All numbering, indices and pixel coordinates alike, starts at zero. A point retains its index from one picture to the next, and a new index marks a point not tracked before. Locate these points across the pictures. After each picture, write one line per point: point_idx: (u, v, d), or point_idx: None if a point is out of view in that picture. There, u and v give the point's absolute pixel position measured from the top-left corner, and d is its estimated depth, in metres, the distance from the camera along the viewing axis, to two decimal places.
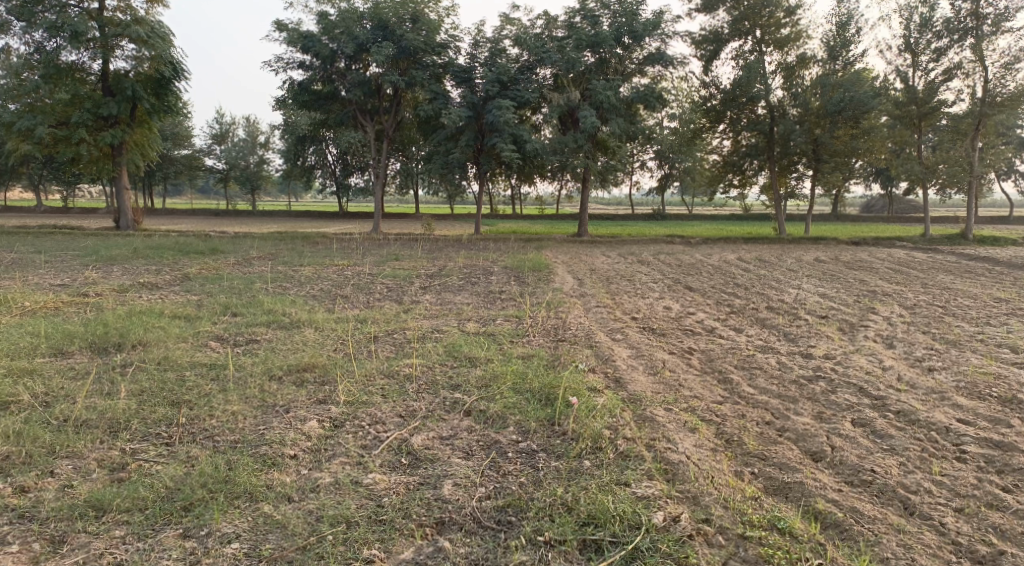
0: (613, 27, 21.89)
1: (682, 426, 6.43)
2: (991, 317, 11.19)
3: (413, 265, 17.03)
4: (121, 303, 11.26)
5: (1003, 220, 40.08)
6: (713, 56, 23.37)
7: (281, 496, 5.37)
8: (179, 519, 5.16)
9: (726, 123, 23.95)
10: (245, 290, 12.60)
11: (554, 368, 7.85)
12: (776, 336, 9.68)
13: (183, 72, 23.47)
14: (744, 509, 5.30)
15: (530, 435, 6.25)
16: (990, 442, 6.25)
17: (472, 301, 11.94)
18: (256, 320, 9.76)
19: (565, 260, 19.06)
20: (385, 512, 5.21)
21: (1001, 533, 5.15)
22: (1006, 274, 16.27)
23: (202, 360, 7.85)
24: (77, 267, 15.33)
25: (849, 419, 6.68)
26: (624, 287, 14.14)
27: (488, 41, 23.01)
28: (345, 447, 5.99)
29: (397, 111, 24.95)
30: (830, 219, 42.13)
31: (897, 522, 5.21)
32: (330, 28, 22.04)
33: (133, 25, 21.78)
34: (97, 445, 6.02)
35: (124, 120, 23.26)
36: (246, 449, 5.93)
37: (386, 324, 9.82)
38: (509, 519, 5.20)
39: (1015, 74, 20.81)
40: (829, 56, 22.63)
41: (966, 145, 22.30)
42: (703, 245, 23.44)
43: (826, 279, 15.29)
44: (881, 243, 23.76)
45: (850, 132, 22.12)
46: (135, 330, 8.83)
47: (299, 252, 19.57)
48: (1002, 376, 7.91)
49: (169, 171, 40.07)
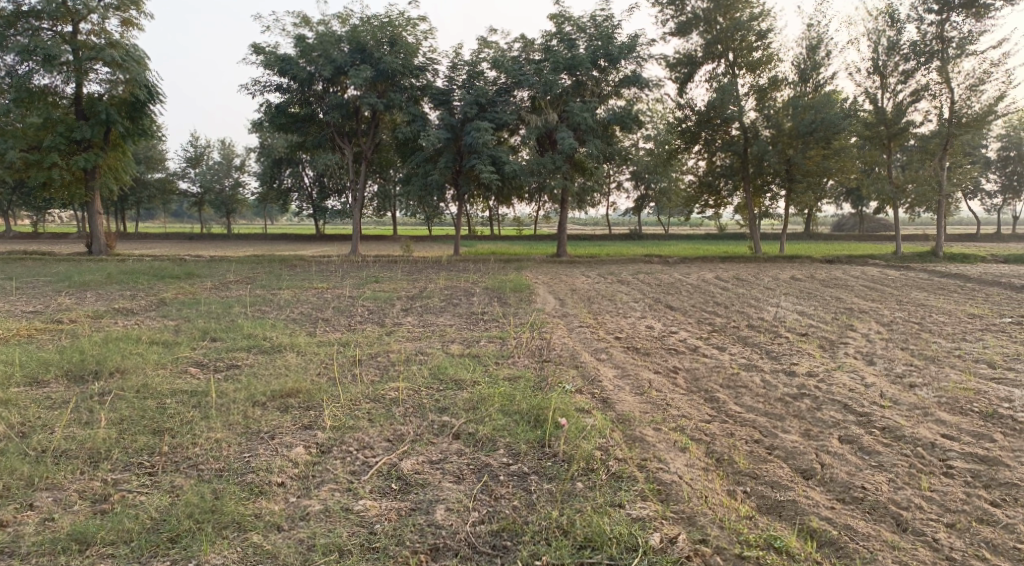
0: (589, 50, 22.19)
1: (672, 446, 6.42)
2: (967, 333, 11.39)
3: (394, 287, 16.95)
4: (96, 329, 11.06)
5: (971, 238, 41.00)
6: (687, 79, 23.75)
7: (270, 525, 5.26)
8: (166, 551, 5.03)
9: (701, 144, 24.31)
10: (223, 314, 12.45)
11: (541, 389, 7.82)
12: (758, 354, 9.75)
13: (158, 96, 23.30)
14: (739, 528, 5.29)
15: (521, 458, 6.20)
16: (975, 457, 6.32)
17: (455, 323, 11.89)
18: (236, 345, 9.63)
19: (546, 280, 19.10)
20: (378, 540, 5.12)
21: (993, 547, 5.19)
22: (979, 290, 16.58)
23: (182, 387, 7.70)
24: (48, 293, 15.03)
25: (837, 436, 6.72)
26: (606, 307, 14.19)
27: (466, 64, 23.19)
28: (334, 473, 5.89)
29: (375, 134, 24.95)
30: (804, 237, 42.77)
31: (891, 539, 5.23)
32: (307, 52, 22.03)
33: (107, 49, 21.62)
34: (76, 477, 5.87)
35: (97, 143, 22.97)
36: (232, 477, 5.81)
37: (370, 347, 9.73)
38: (505, 544, 5.14)
39: (980, 95, 21.38)
40: (799, 78, 23.10)
41: (935, 164, 22.76)
42: (680, 265, 23.64)
43: (803, 297, 15.48)
44: (855, 261, 24.17)
45: (821, 152, 22.56)
46: (112, 357, 8.66)
47: (277, 276, 19.37)
48: (982, 391, 8.02)
49: (143, 196, 39.56)
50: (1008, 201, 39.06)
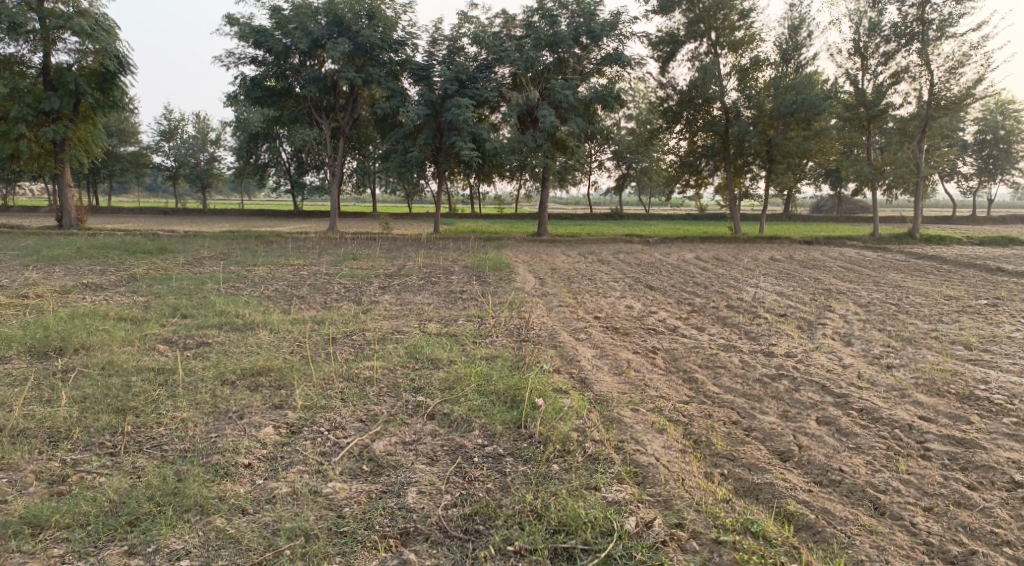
0: (571, 26, 21.87)
1: (649, 427, 6.33)
2: (943, 314, 11.42)
3: (372, 264, 16.70)
4: (63, 305, 10.73)
5: (946, 220, 41.42)
6: (670, 57, 23.53)
7: (235, 509, 5.09)
8: (124, 535, 4.84)
9: (683, 124, 24.17)
10: (196, 290, 12.16)
11: (518, 369, 7.69)
12: (737, 334, 9.70)
13: (129, 66, 22.63)
14: (716, 512, 5.21)
15: (496, 439, 6.07)
16: (952, 439, 6.30)
17: (433, 301, 11.69)
18: (208, 322, 9.36)
19: (526, 259, 18.96)
20: (346, 524, 4.97)
21: (970, 531, 5.16)
22: (955, 272, 16.67)
23: (148, 365, 7.47)
24: (15, 268, 14.61)
25: (814, 418, 6.67)
26: (586, 286, 14.09)
27: (446, 38, 22.76)
28: (303, 455, 5.73)
29: (354, 109, 24.50)
30: (782, 219, 42.91)
31: (869, 523, 5.18)
32: (283, 23, 21.46)
33: (76, 16, 20.92)
34: (34, 457, 5.65)
35: (66, 114, 22.28)
36: (197, 458, 5.62)
37: (344, 325, 9.52)
38: (477, 528, 5.02)
39: (959, 78, 21.40)
40: (782, 58, 22.97)
41: (913, 146, 22.76)
42: (661, 245, 23.60)
43: (782, 277, 15.47)
44: (833, 243, 24.27)
45: (802, 133, 22.54)
46: (77, 334, 8.39)
47: (252, 252, 18.99)
48: (958, 373, 8.03)
49: (115, 169, 38.68)
50: (983, 183, 39.42)
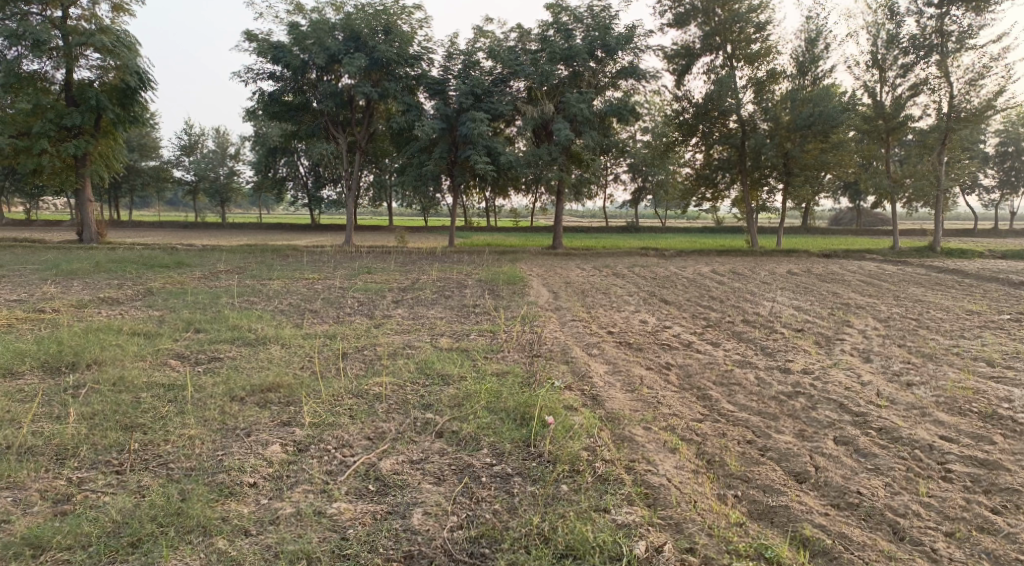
0: (586, 40, 21.87)
1: (661, 447, 6.20)
2: (965, 330, 11.17)
3: (386, 278, 16.69)
4: (78, 319, 10.77)
5: (968, 233, 40.86)
6: (685, 70, 23.47)
7: (237, 530, 5.03)
8: (124, 557, 4.80)
9: (699, 137, 24.05)
10: (210, 304, 12.20)
11: (529, 385, 7.59)
12: (753, 350, 9.54)
13: (149, 82, 22.90)
14: (729, 536, 5.07)
15: (505, 458, 5.97)
16: (974, 460, 6.11)
17: (445, 316, 11.62)
18: (220, 337, 9.36)
19: (540, 272, 18.89)
20: (349, 547, 4.89)
21: (994, 559, 4.98)
22: (976, 286, 16.37)
23: (158, 381, 7.44)
24: (34, 282, 14.76)
25: (832, 437, 6.51)
26: (600, 301, 13.96)
27: (462, 53, 22.84)
28: (309, 474, 5.66)
29: (370, 123, 24.62)
30: (801, 232, 42.60)
31: (888, 549, 5.02)
32: (301, 39, 21.64)
33: (98, 34, 21.22)
34: (40, 475, 5.63)
35: (87, 130, 22.57)
36: (202, 477, 5.57)
37: (356, 340, 9.48)
38: (483, 552, 4.92)
39: (979, 89, 21.13)
40: (798, 71, 22.80)
41: (933, 159, 22.47)
42: (677, 258, 23.44)
43: (799, 291, 15.26)
44: (852, 256, 23.98)
45: (819, 146, 22.32)
46: (90, 348, 8.41)
47: (268, 266, 19.08)
48: (981, 390, 7.82)
49: (136, 183, 39.18)
50: (1006, 196, 38.87)
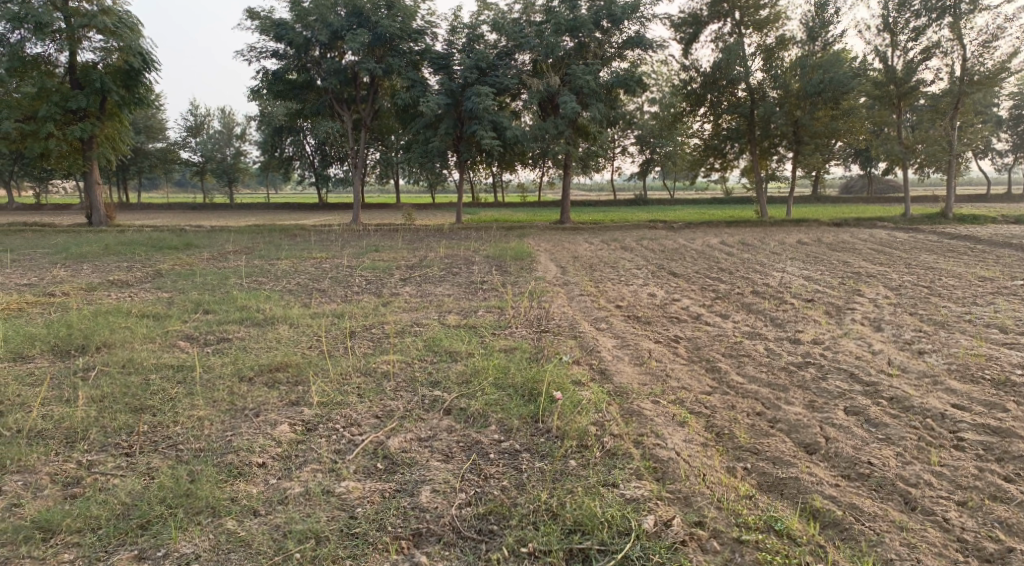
0: (591, 10, 21.55)
1: (670, 420, 6.17)
2: (978, 297, 11.03)
3: (393, 256, 16.65)
4: (88, 302, 10.80)
5: (982, 198, 40.31)
6: (692, 39, 23.10)
7: (247, 510, 5.05)
8: (135, 539, 4.84)
9: (707, 107, 23.74)
10: (219, 285, 12.21)
11: (537, 361, 7.57)
12: (762, 321, 9.46)
13: (152, 63, 22.75)
14: (738, 509, 5.04)
15: (513, 434, 5.96)
16: (987, 428, 6.05)
17: (453, 293, 11.58)
18: (228, 318, 9.37)
19: (547, 247, 18.81)
20: (357, 525, 4.91)
21: (1007, 528, 4.94)
22: (989, 252, 16.16)
23: (167, 362, 7.46)
24: (44, 266, 14.81)
25: (842, 408, 6.45)
26: (608, 274, 13.88)
27: (466, 26, 22.56)
28: (317, 453, 5.67)
29: (375, 100, 24.41)
30: (811, 201, 42.16)
31: (899, 519, 4.98)
32: (303, 16, 21.38)
33: (99, 15, 21.07)
34: (51, 458, 5.68)
35: (92, 113, 22.50)
36: (211, 458, 5.60)
37: (364, 318, 9.46)
38: (491, 528, 4.92)
39: (993, 51, 20.70)
40: (808, 36, 22.37)
41: (945, 124, 22.10)
42: (685, 230, 23.26)
43: (809, 261, 15.13)
44: (862, 224, 23.72)
45: (830, 113, 21.99)
46: (100, 331, 8.43)
47: (275, 245, 19.07)
48: (993, 357, 7.74)
49: (143, 165, 39.19)
50: (1020, 160, 38.31)
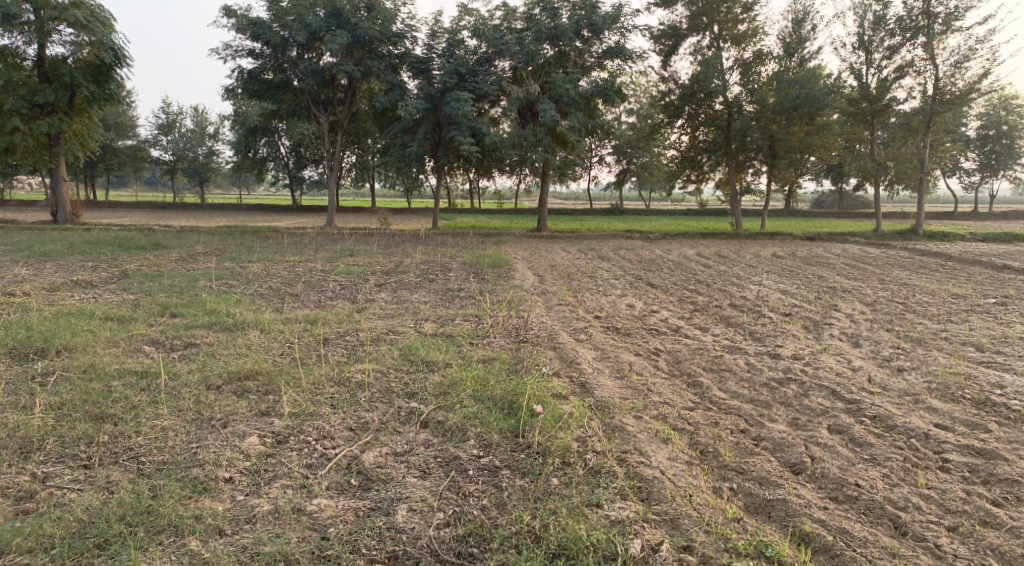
0: (572, 19, 21.51)
1: (654, 437, 6.02)
2: (951, 314, 11.09)
3: (368, 260, 16.36)
4: (50, 303, 10.38)
5: (950, 216, 41.04)
6: (671, 51, 23.18)
7: (212, 529, 4.79)
8: (90, 560, 4.55)
9: (685, 119, 23.81)
10: (187, 288, 11.84)
11: (516, 372, 7.38)
12: (742, 335, 9.38)
13: (125, 59, 22.21)
14: (727, 533, 4.90)
15: (492, 449, 5.77)
16: (971, 450, 6.00)
17: (429, 300, 11.36)
18: (197, 322, 9.04)
19: (525, 255, 18.68)
20: (330, 547, 4.67)
21: (999, 555, 4.86)
22: (960, 269, 16.36)
23: (131, 367, 7.14)
24: (5, 264, 14.29)
25: (825, 426, 6.36)
26: (586, 284, 13.75)
27: (445, 31, 22.36)
28: (288, 467, 5.43)
29: (353, 102, 24.08)
30: (784, 214, 42.68)
31: (890, 545, 4.88)
32: (281, 15, 21.02)
33: (70, 8, 20.49)
34: (3, 469, 5.36)
35: (61, 108, 21.88)
36: (175, 472, 5.32)
37: (338, 325, 9.20)
38: (471, 552, 4.72)
39: (964, 72, 21.04)
40: (785, 52, 22.56)
41: (917, 142, 22.41)
42: (661, 241, 23.30)
43: (785, 275, 15.15)
44: (835, 239, 23.94)
45: (805, 128, 22.08)
46: (60, 334, 8.07)
47: (247, 247, 18.65)
48: (972, 376, 7.72)
49: (113, 163, 38.33)
50: (985, 179, 39.07)
